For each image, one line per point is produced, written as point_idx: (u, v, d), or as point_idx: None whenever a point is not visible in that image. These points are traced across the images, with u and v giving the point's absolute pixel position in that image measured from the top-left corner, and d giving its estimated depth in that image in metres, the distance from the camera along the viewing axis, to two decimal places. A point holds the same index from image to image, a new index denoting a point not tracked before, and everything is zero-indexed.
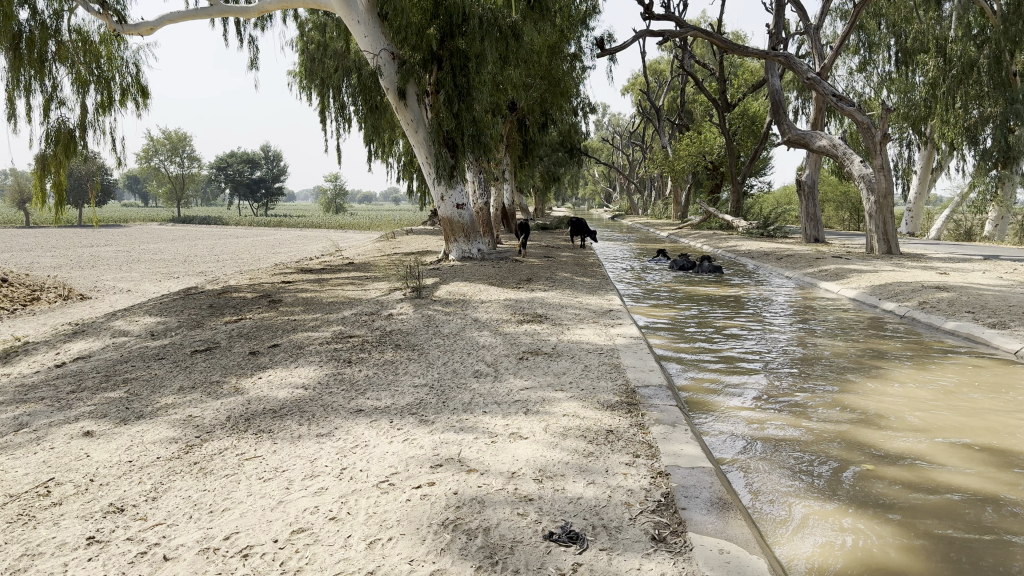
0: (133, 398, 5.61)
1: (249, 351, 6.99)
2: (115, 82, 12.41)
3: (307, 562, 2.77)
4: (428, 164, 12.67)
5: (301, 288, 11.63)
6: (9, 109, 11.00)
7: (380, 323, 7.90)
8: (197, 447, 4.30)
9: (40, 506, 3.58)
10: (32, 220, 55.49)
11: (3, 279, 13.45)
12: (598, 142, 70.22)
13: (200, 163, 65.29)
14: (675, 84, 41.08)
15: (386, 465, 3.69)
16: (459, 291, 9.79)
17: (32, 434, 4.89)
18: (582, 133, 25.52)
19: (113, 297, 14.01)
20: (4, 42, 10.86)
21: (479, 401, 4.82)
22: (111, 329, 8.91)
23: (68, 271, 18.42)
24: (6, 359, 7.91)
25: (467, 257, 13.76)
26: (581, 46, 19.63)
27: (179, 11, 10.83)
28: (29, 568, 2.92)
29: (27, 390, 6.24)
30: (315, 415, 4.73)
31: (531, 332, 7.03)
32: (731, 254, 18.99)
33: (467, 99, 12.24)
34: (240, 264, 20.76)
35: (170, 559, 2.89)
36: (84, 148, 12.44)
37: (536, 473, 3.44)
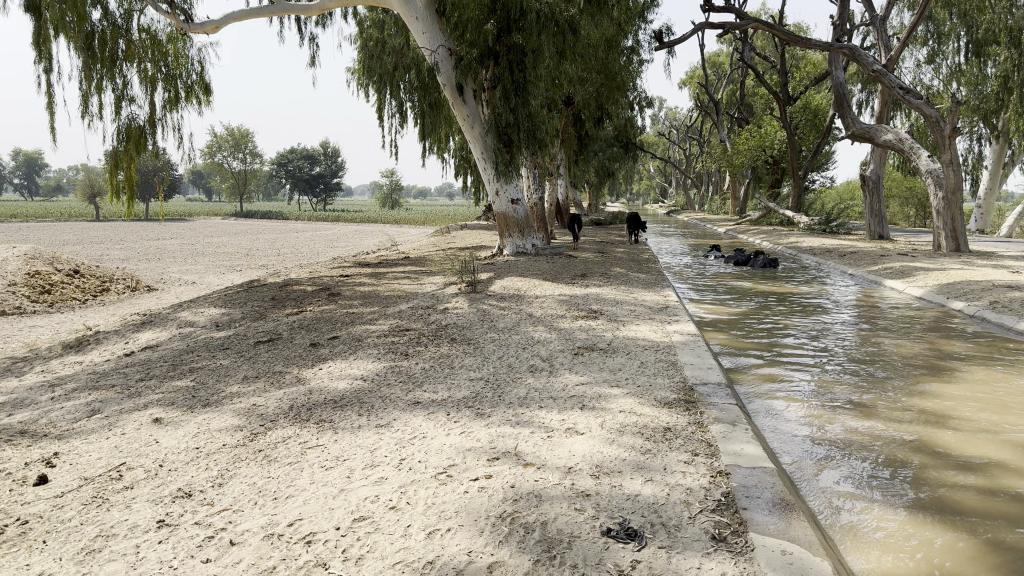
0: (199, 387, 5.78)
1: (309, 343, 7.12)
2: (181, 80, 12.75)
3: (368, 550, 2.81)
4: (485, 159, 12.68)
5: (358, 282, 11.80)
6: (82, 107, 11.39)
7: (436, 317, 7.96)
8: (262, 435, 4.40)
9: (113, 489, 3.71)
10: (102, 214, 57.52)
11: (76, 270, 13.96)
12: (655, 136, 69.59)
13: (261, 159, 66.77)
14: (734, 78, 40.49)
15: (444, 457, 3.73)
16: (515, 286, 9.80)
17: (104, 420, 5.08)
18: (638, 128, 25.31)
19: (178, 289, 14.42)
20: (78, 42, 11.24)
21: (535, 395, 4.83)
22: (177, 320, 9.18)
23: (136, 263, 19.03)
24: (79, 347, 8.22)
25: (521, 252, 13.75)
26: (639, 39, 19.43)
27: (243, 10, 11.06)
28: (104, 549, 3.03)
29: (99, 378, 6.48)
30: (373, 407, 4.79)
31: (587, 328, 7.01)
32: (792, 251, 18.63)
33: (523, 94, 12.34)
34: (299, 257, 21.18)
35: (236, 544, 2.97)
36: (152, 145, 12.82)
37: (593, 469, 3.43)
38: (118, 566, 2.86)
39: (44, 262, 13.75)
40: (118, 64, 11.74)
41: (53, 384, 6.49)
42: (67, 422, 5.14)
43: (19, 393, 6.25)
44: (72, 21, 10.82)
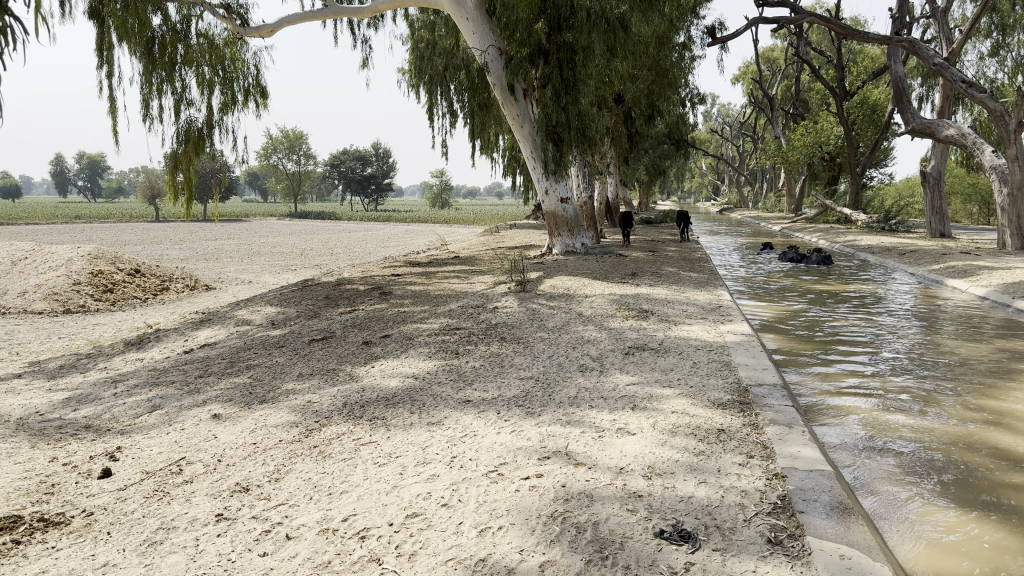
0: (256, 384, 5.90)
1: (362, 341, 7.21)
2: (238, 83, 13.04)
3: (421, 546, 2.83)
4: (534, 159, 12.72)
5: (409, 281, 11.89)
6: (144, 110, 11.71)
7: (487, 316, 7.98)
8: (317, 431, 4.46)
9: (173, 483, 3.81)
10: (163, 215, 59.24)
11: (137, 269, 14.37)
12: (707, 133, 68.68)
13: (315, 160, 67.90)
14: (789, 73, 39.75)
15: (495, 455, 3.73)
16: (565, 285, 9.77)
17: (165, 416, 5.22)
18: (690, 125, 25.01)
19: (235, 287, 14.73)
20: (139, 47, 11.54)
21: (586, 395, 4.79)
22: (234, 318, 9.38)
23: (195, 263, 19.52)
24: (141, 345, 8.47)
25: (571, 251, 13.67)
26: (692, 35, 19.20)
27: (297, 13, 11.24)
28: (165, 541, 3.11)
29: (160, 374, 6.66)
30: (425, 404, 4.82)
31: (638, 327, 6.96)
32: (849, 249, 18.22)
33: (573, 92, 12.14)
34: (352, 257, 21.45)
35: (292, 538, 3.02)
36: (210, 146, 13.12)
37: (645, 470, 3.40)
38: (178, 558, 2.93)
39: (108, 262, 14.19)
40: (177, 68, 12.03)
41: (117, 380, 6.70)
42: (130, 418, 5.29)
43: (84, 389, 6.45)
44: (134, 27, 11.10)
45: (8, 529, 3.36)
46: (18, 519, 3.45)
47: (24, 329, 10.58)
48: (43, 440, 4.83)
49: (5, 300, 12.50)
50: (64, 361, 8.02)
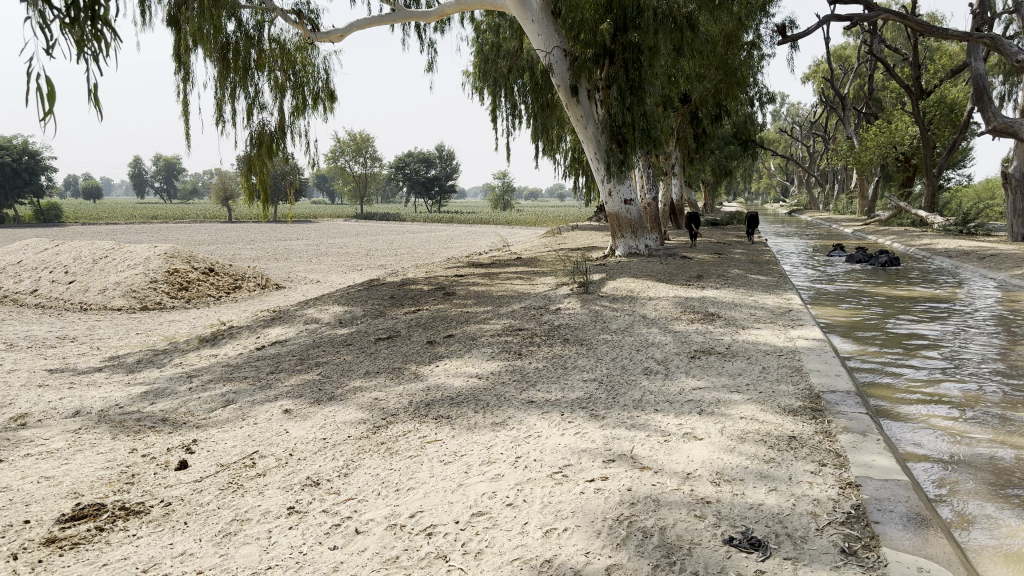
0: (325, 380, 6.02)
1: (426, 340, 7.29)
2: (308, 87, 13.33)
3: (487, 545, 2.86)
4: (598, 160, 12.61)
5: (473, 282, 11.95)
6: (218, 114, 12.05)
7: (549, 317, 7.97)
8: (384, 429, 4.53)
9: (247, 476, 3.91)
10: (236, 216, 60.93)
11: (211, 268, 14.81)
12: (776, 133, 67.27)
13: (381, 162, 68.87)
14: (862, 71, 38.67)
15: (559, 456, 3.73)
16: (629, 287, 9.70)
17: (238, 410, 5.37)
18: (758, 125, 24.54)
19: (304, 287, 15.06)
20: (214, 52, 11.89)
21: (651, 399, 4.74)
22: (303, 317, 9.59)
23: (265, 262, 20.06)
24: (215, 341, 8.72)
25: (634, 253, 13.50)
26: (761, 33, 18.84)
27: (365, 18, 11.41)
28: (239, 532, 3.20)
29: (233, 370, 6.86)
30: (489, 404, 4.85)
31: (704, 331, 6.87)
32: (925, 253, 17.62)
33: (639, 92, 12.08)
34: (415, 257, 21.66)
35: (361, 533, 3.07)
36: (282, 149, 13.44)
37: (713, 476, 3.34)
38: (252, 550, 3.01)
39: (183, 260, 14.68)
40: (250, 72, 12.35)
41: (191, 375, 6.93)
42: (204, 412, 5.46)
43: (161, 383, 6.68)
44: (209, 33, 11.43)
45: (92, 516, 3.52)
46: (101, 508, 3.60)
47: (105, 324, 11.05)
48: (123, 432, 5.03)
49: (88, 297, 13.08)
50: (142, 356, 8.33)
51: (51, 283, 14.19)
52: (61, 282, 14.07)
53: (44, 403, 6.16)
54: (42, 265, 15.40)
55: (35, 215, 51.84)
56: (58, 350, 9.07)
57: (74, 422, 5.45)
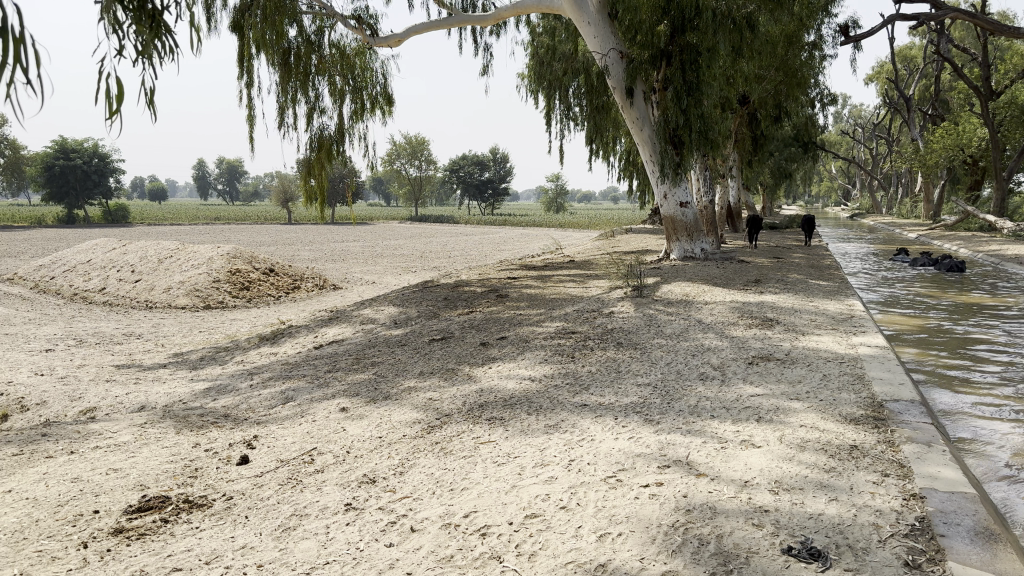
0: (381, 380, 6.10)
1: (479, 342, 7.34)
2: (366, 92, 13.53)
3: (541, 547, 2.86)
4: (653, 162, 12.51)
5: (526, 285, 11.97)
6: (280, 118, 12.31)
7: (603, 321, 7.94)
8: (438, 429, 4.57)
9: (306, 472, 3.99)
10: (295, 218, 62.23)
11: (271, 269, 15.13)
12: (838, 136, 65.79)
13: (436, 166, 69.47)
14: (929, 72, 37.65)
15: (613, 460, 3.71)
16: (684, 291, 9.59)
17: (296, 407, 5.48)
18: (818, 127, 24.05)
19: (361, 287, 15.28)
20: (277, 58, 12.13)
21: (708, 405, 4.68)
22: (359, 317, 9.73)
23: (323, 263, 20.43)
24: (274, 340, 8.93)
25: (689, 257, 13.21)
26: (823, 33, 18.47)
27: (423, 23, 11.52)
28: (298, 527, 3.27)
29: (292, 368, 7.01)
30: (542, 407, 4.86)
31: (763, 336, 6.76)
32: (995, 259, 17.03)
33: (696, 94, 11.88)
34: (469, 259, 21.80)
35: (416, 531, 3.11)
36: (340, 153, 13.66)
37: (771, 484, 3.29)
38: (310, 545, 3.07)
39: (244, 261, 15.04)
40: (311, 77, 12.57)
41: (252, 372, 7.09)
42: (264, 409, 5.58)
43: (223, 380, 6.87)
44: (271, 39, 11.68)
45: (157, 508, 3.63)
46: (166, 500, 3.71)
47: (169, 322, 11.39)
48: (186, 427, 5.17)
49: (154, 295, 13.50)
50: (204, 353, 8.56)
51: (118, 281, 14.68)
52: (129, 281, 14.55)
53: (111, 398, 6.38)
54: (112, 263, 15.96)
55: (104, 216, 53.78)
56: (126, 347, 9.39)
57: (140, 416, 5.64)
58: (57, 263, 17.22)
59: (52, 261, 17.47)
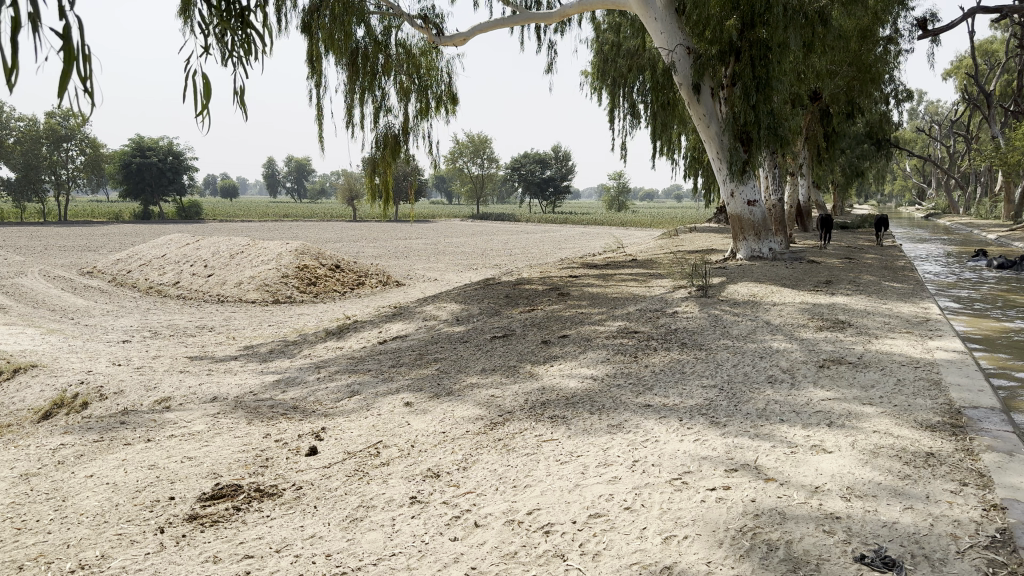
0: (444, 376, 6.17)
1: (541, 340, 7.34)
2: (431, 91, 13.66)
3: (605, 547, 2.86)
4: (720, 159, 12.29)
5: (587, 283, 11.92)
6: (347, 118, 12.53)
7: (667, 321, 7.87)
8: (501, 425, 4.59)
9: (371, 464, 4.06)
10: (359, 215, 63.28)
11: (337, 265, 15.43)
12: (912, 133, 63.66)
13: (499, 164, 69.68)
14: (1012, 66, 36.12)
15: (678, 463, 3.67)
16: (750, 291, 9.42)
17: (362, 401, 5.58)
18: (892, 123, 23.33)
19: (423, 284, 15.45)
20: (345, 58, 12.36)
21: (776, 408, 4.60)
22: (422, 313, 9.83)
23: (387, 260, 20.72)
24: (340, 334, 9.11)
25: (756, 257, 12.94)
26: (899, 27, 17.88)
27: (488, 22, 11.56)
28: (365, 518, 3.33)
29: (358, 362, 7.15)
30: (605, 407, 4.83)
31: (833, 339, 6.59)
32: None
33: (766, 90, 11.63)
34: (530, 257, 21.82)
35: (480, 526, 3.14)
36: (405, 151, 13.83)
37: (843, 491, 3.21)
38: (377, 536, 3.13)
39: (312, 257, 15.35)
40: (378, 77, 12.76)
41: (319, 366, 7.24)
42: (331, 401, 5.69)
43: (291, 373, 7.05)
44: (340, 40, 11.90)
45: (229, 496, 3.74)
46: (238, 488, 3.82)
47: (240, 316, 11.71)
48: (257, 418, 5.32)
49: (225, 289, 13.90)
50: (273, 347, 8.77)
51: (191, 275, 15.17)
52: (201, 275, 15.01)
53: (185, 388, 6.61)
54: (185, 258, 16.49)
55: (177, 212, 55.63)
56: (198, 339, 9.70)
57: (213, 407, 5.82)
58: (134, 257, 17.88)
59: (129, 256, 18.13)
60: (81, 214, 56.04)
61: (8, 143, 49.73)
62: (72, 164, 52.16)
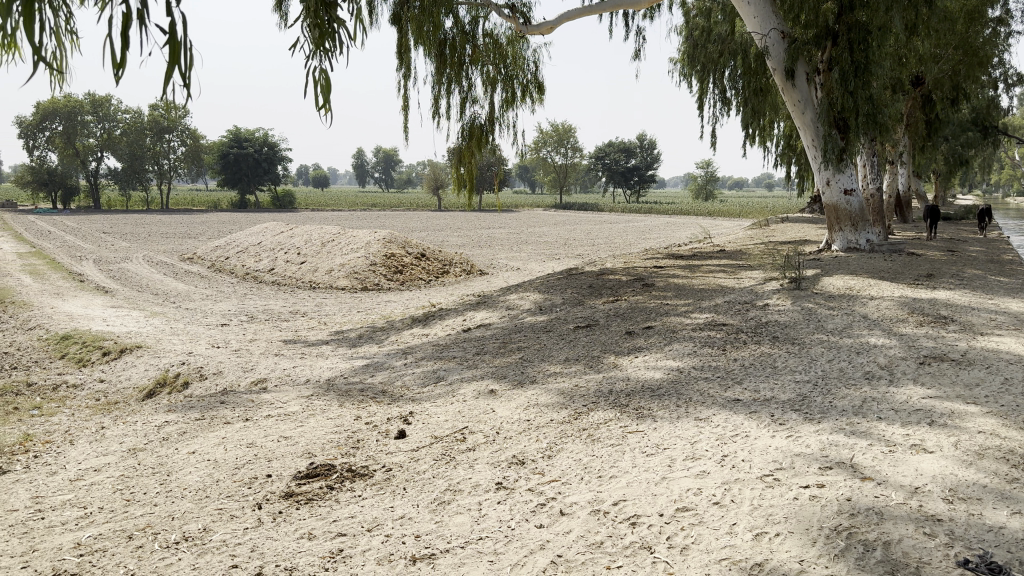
0: (527, 364, 6.21)
1: (625, 331, 7.29)
2: (518, 80, 13.67)
3: (693, 541, 2.83)
4: (814, 147, 11.87)
5: (673, 274, 11.74)
6: (434, 108, 12.69)
7: (756, 313, 7.69)
8: (585, 415, 4.59)
9: (458, 449, 4.13)
10: (444, 204, 64.09)
11: (423, 253, 15.68)
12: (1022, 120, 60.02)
13: (583, 153, 69.24)
14: None
15: (770, 459, 3.59)
16: (846, 284, 9.10)
17: (448, 387, 5.68)
18: (1002, 109, 22.05)
19: (507, 273, 15.54)
20: (433, 49, 12.50)
21: (873, 406, 4.42)
22: (505, 302, 9.89)
23: (471, 249, 20.89)
24: (425, 321, 9.27)
25: (853, 249, 12.33)
26: (1010, 8, 16.88)
27: (576, 9, 11.48)
28: (452, 502, 3.40)
29: (443, 349, 7.27)
30: (692, 399, 4.76)
31: (935, 335, 6.30)
32: None
33: (864, 74, 11.16)
34: (612, 247, 21.66)
35: (566, 515, 3.16)
36: (490, 141, 13.91)
37: (945, 493, 3.07)
38: (464, 520, 3.19)
39: (399, 246, 15.62)
40: (464, 67, 12.87)
41: (405, 352, 7.39)
42: (417, 387, 5.81)
43: (379, 358, 7.22)
44: (428, 31, 12.06)
45: (323, 475, 3.87)
46: (331, 468, 3.95)
47: (330, 302, 12.05)
48: (348, 400, 5.48)
49: (317, 277, 14.33)
50: (361, 332, 8.99)
51: (285, 263, 15.68)
52: (295, 262, 15.50)
53: (280, 370, 6.87)
54: (280, 245, 17.06)
55: (272, 201, 57.67)
56: (291, 323, 10.06)
57: (306, 388, 6.03)
58: (232, 243, 18.61)
59: (228, 242, 18.88)
60: (183, 202, 58.75)
61: (116, 135, 52.59)
62: (174, 155, 54.67)
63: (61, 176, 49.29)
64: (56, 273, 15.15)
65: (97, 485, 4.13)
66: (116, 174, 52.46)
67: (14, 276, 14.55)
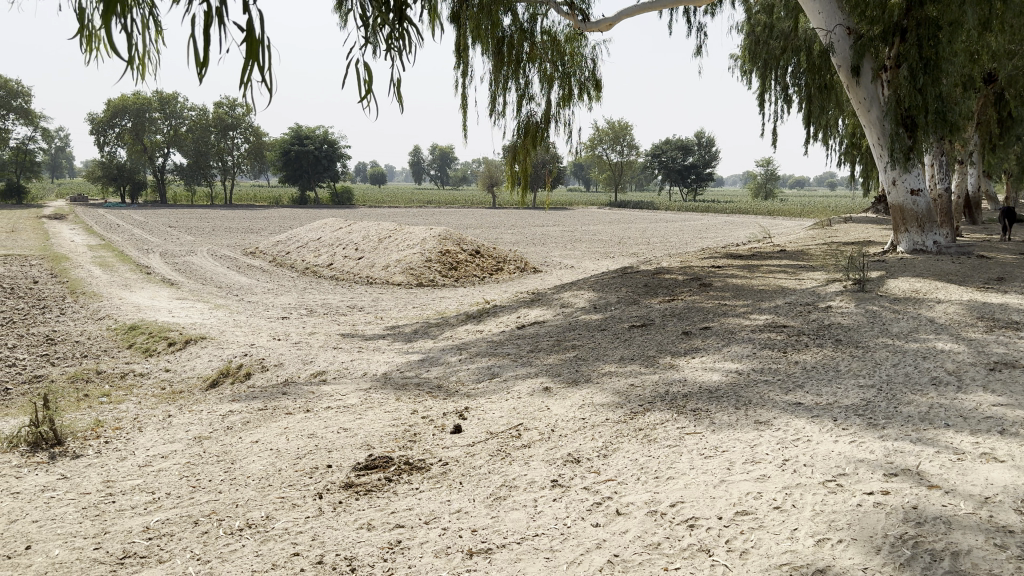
0: (582, 363, 6.21)
1: (682, 331, 7.23)
2: (575, 78, 13.61)
3: (753, 545, 2.80)
4: (879, 145, 11.55)
5: (731, 274, 11.57)
6: (491, 106, 12.74)
7: (818, 315, 7.54)
8: (641, 415, 4.56)
9: (513, 446, 4.15)
10: (499, 201, 64.16)
11: (477, 250, 15.76)
12: None
13: (639, 151, 68.50)
14: None
15: (832, 464, 3.52)
16: (911, 287, 8.84)
17: (503, 383, 5.70)
18: None
19: (561, 271, 15.51)
20: (491, 47, 12.53)
21: (940, 412, 4.31)
22: (559, 300, 9.88)
23: (525, 247, 20.90)
24: (480, 318, 9.31)
25: (919, 249, 11.98)
26: None
27: (635, 6, 11.39)
28: (508, 497, 3.42)
29: (499, 346, 7.30)
30: (750, 403, 4.69)
31: (1007, 341, 6.08)
32: None
33: (935, 71, 10.83)
34: (668, 246, 21.44)
35: (622, 514, 3.15)
36: (546, 138, 13.89)
37: (1018, 503, 2.97)
38: (520, 516, 3.21)
39: (454, 242, 15.74)
40: (522, 65, 12.88)
41: (460, 348, 7.45)
42: (473, 383, 5.86)
43: (434, 353, 7.30)
44: (487, 28, 12.11)
45: (382, 467, 3.94)
46: (389, 461, 4.02)
47: (386, 297, 12.21)
48: (405, 394, 5.55)
49: (374, 272, 14.56)
50: (416, 328, 9.08)
51: (343, 258, 15.95)
52: (352, 258, 15.74)
53: (338, 362, 7.00)
54: (338, 241, 17.33)
55: (331, 198, 58.54)
56: (348, 318, 10.22)
57: (364, 382, 6.13)
58: (292, 238, 18.98)
59: (288, 237, 19.25)
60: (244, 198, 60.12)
61: (182, 132, 54.21)
62: (237, 151, 55.97)
63: (130, 172, 50.95)
64: (124, 266, 15.68)
65: (164, 470, 4.27)
66: (181, 170, 54.04)
67: (86, 268, 15.11)
